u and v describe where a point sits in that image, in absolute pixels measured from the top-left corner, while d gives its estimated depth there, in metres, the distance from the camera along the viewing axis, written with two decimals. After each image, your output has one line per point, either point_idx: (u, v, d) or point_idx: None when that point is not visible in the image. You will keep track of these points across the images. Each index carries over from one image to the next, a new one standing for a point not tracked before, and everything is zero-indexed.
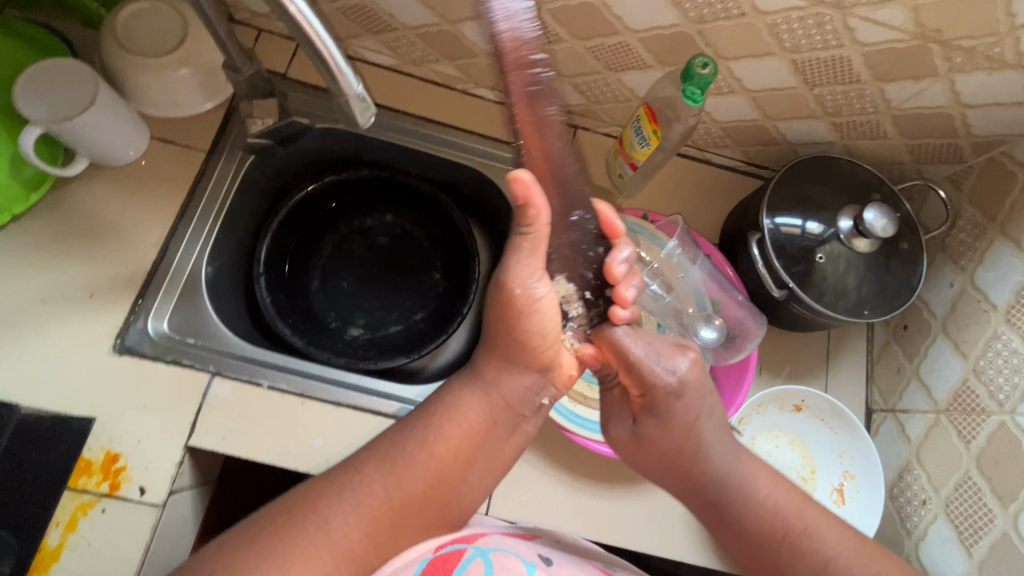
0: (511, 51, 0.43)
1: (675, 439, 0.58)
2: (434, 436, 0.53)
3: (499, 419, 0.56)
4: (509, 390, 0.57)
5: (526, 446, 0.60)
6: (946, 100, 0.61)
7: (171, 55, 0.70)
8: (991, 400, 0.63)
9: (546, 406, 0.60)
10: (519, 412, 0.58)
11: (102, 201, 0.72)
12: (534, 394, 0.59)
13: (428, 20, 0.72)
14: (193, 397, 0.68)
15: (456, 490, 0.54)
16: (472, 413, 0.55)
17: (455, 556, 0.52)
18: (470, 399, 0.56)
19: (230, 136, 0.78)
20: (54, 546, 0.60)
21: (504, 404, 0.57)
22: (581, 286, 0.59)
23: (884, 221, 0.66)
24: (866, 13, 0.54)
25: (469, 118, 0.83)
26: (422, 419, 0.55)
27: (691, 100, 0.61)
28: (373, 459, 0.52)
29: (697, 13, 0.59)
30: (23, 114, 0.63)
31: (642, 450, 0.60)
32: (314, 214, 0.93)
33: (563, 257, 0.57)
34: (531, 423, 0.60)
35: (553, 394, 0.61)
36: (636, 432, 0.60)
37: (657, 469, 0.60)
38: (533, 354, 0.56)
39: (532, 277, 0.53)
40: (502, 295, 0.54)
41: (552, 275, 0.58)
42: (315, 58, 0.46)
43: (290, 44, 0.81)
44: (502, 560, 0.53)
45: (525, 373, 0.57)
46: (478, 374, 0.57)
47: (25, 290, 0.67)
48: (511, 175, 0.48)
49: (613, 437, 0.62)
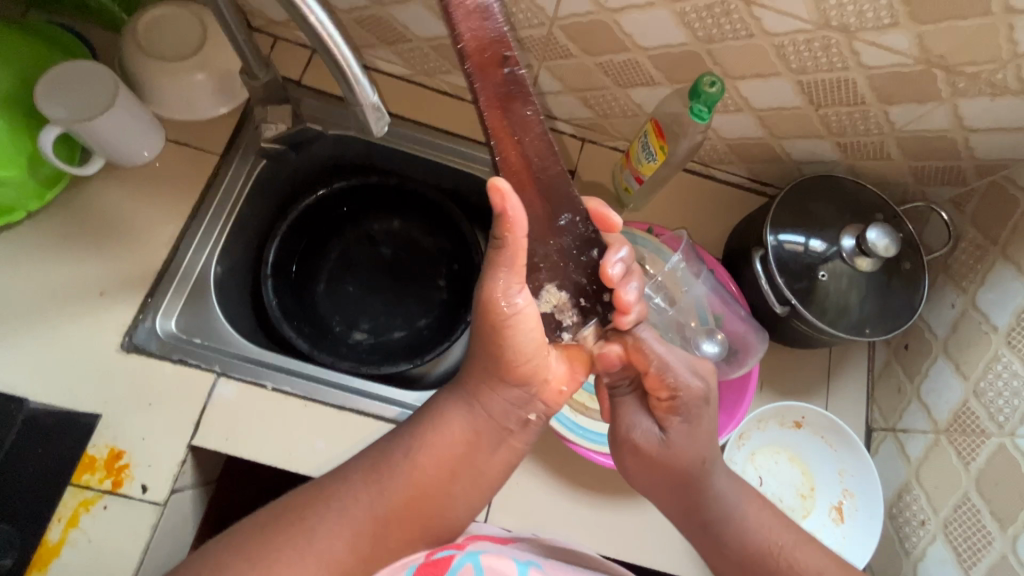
0: (476, 51, 0.45)
1: (701, 446, 0.56)
2: (419, 442, 0.54)
3: (483, 433, 0.54)
4: (491, 404, 0.55)
5: (516, 464, 0.58)
6: (948, 123, 0.62)
7: (189, 60, 0.73)
8: (991, 422, 0.63)
9: (534, 423, 0.57)
10: (504, 426, 0.56)
11: (116, 201, 0.73)
12: (519, 411, 0.56)
13: (442, 32, 0.73)
14: (199, 396, 0.68)
15: (454, 496, 0.53)
16: (456, 425, 0.55)
17: (446, 561, 0.50)
18: (452, 407, 0.55)
19: (243, 141, 0.79)
20: (54, 542, 0.61)
21: (488, 418, 0.55)
22: (574, 292, 0.57)
23: (887, 240, 0.67)
24: (872, 37, 0.55)
25: (479, 129, 0.85)
26: (413, 421, 0.56)
27: (699, 117, 0.62)
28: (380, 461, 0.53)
29: (706, 33, 0.60)
30: (44, 114, 0.64)
31: (669, 461, 0.56)
32: (322, 219, 0.94)
33: (552, 265, 0.55)
34: (519, 440, 0.57)
35: (541, 411, 0.58)
36: (663, 440, 0.56)
37: (677, 480, 0.56)
38: (512, 369, 0.54)
39: (511, 291, 0.51)
40: (482, 311, 0.52)
41: (541, 284, 0.56)
42: (333, 65, 0.47)
43: (306, 52, 0.83)
44: (492, 563, 0.50)
45: (507, 387, 0.55)
46: (462, 387, 0.56)
47: (38, 285, 0.68)
48: (488, 183, 0.47)
49: (634, 445, 0.57)
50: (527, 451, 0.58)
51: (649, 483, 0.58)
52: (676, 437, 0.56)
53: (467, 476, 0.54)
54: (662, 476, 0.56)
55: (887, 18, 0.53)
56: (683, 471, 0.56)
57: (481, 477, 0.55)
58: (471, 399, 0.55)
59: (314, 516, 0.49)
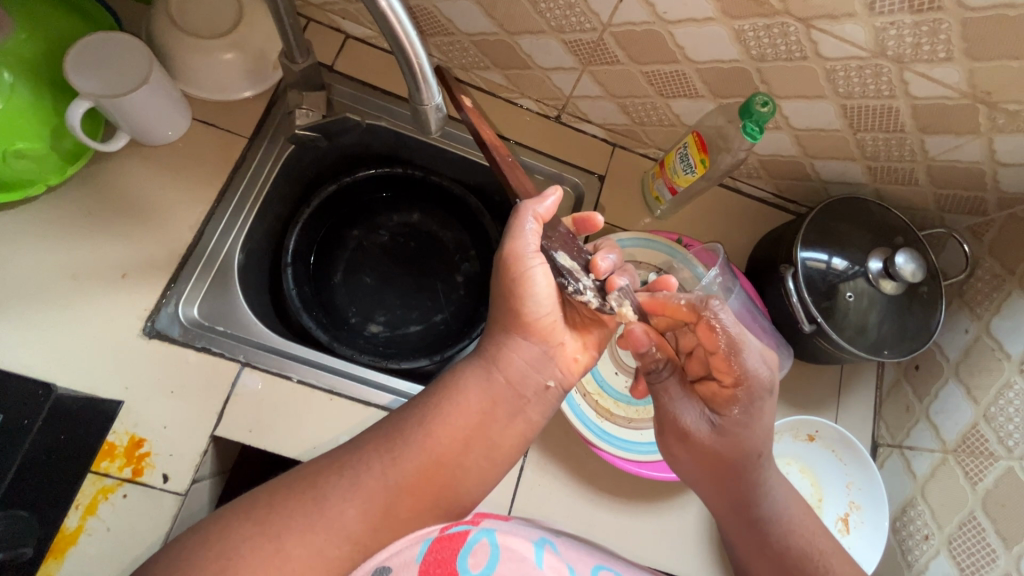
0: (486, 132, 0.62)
1: (755, 440, 0.57)
2: (433, 415, 0.54)
3: (499, 401, 0.56)
4: (509, 367, 0.57)
5: (530, 439, 0.58)
6: (981, 156, 0.64)
7: (222, 38, 0.70)
8: (1000, 445, 0.66)
9: (551, 389, 0.59)
10: (521, 394, 0.57)
11: (139, 181, 0.71)
12: (538, 374, 0.58)
13: (487, 28, 0.73)
14: (222, 387, 0.67)
15: (479, 491, 0.54)
16: (471, 394, 0.55)
17: (461, 536, 0.49)
18: (470, 378, 0.56)
19: (273, 123, 0.77)
20: (72, 530, 0.59)
21: (505, 383, 0.57)
22: (583, 266, 0.60)
23: (913, 266, 0.69)
24: (924, 69, 0.56)
25: (512, 126, 0.83)
26: (426, 397, 0.55)
27: (750, 136, 0.62)
28: (418, 436, 0.52)
29: (759, 51, 0.61)
30: (73, 86, 0.61)
31: (721, 446, 0.57)
32: (353, 203, 0.93)
33: (561, 241, 0.60)
34: (535, 410, 0.58)
35: (558, 378, 0.60)
36: (716, 426, 0.57)
37: (723, 478, 0.58)
38: (532, 324, 0.58)
39: (528, 250, 0.57)
40: (501, 266, 0.57)
41: (552, 251, 0.59)
42: (403, 63, 0.46)
43: (339, 36, 0.81)
44: (506, 541, 0.50)
45: (525, 346, 0.58)
46: (481, 354, 0.58)
47: (60, 263, 0.66)
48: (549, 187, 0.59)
49: (685, 432, 0.58)
50: (540, 431, 0.58)
51: (714, 479, 0.58)
52: (729, 425, 0.56)
53: (480, 449, 0.54)
54: (714, 465, 0.57)
55: (942, 52, 0.54)
56: (729, 464, 0.57)
57: (494, 451, 0.55)
58: (489, 365, 0.57)
59: (351, 518, 0.48)
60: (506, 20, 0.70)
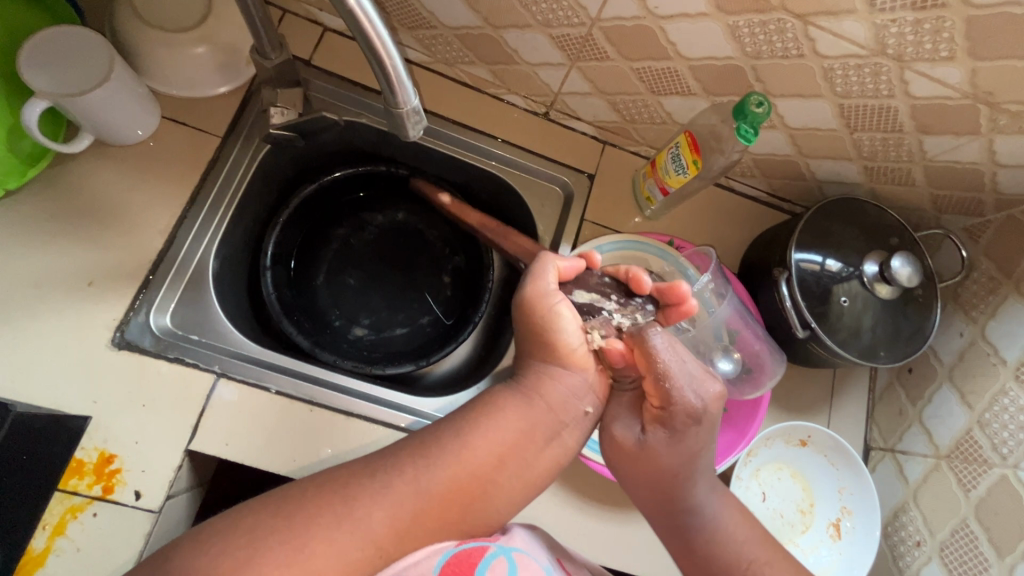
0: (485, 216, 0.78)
1: (680, 464, 0.53)
2: (472, 428, 0.51)
3: (538, 425, 0.53)
4: (551, 393, 0.55)
5: (564, 466, 0.56)
6: (981, 157, 0.62)
7: (190, 32, 0.66)
8: (994, 452, 0.65)
9: (591, 415, 0.57)
10: (561, 419, 0.55)
11: (106, 183, 0.67)
12: (578, 401, 0.56)
13: (470, 22, 0.69)
14: (196, 400, 0.64)
15: (481, 512, 0.51)
16: (511, 414, 0.53)
17: (478, 552, 0.48)
18: (511, 401, 0.54)
19: (247, 122, 0.74)
20: (39, 551, 0.56)
21: (547, 410, 0.54)
22: (601, 295, 0.63)
23: (909, 269, 0.67)
24: (924, 68, 0.54)
25: (499, 124, 0.80)
26: (465, 412, 0.53)
27: (744, 138, 0.60)
28: (399, 457, 0.50)
29: (754, 49, 0.58)
30: (29, 85, 0.58)
31: (641, 462, 0.54)
32: (336, 203, 0.90)
33: (577, 282, 0.64)
34: (571, 435, 0.55)
35: (595, 404, 0.58)
36: (641, 442, 0.54)
37: (648, 492, 0.55)
38: (570, 354, 0.56)
39: (551, 292, 0.58)
40: (525, 311, 0.58)
41: (570, 291, 0.63)
42: (377, 67, 0.44)
43: (316, 29, 0.77)
44: (523, 561, 0.50)
45: (566, 376, 0.56)
46: (519, 384, 0.56)
47: (21, 272, 0.63)
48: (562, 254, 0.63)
49: (613, 437, 0.56)
50: (556, 457, 0.54)
51: (636, 490, 0.56)
52: (654, 444, 0.53)
53: (515, 468, 0.51)
54: (642, 479, 0.54)
55: (945, 51, 0.51)
56: (651, 480, 0.54)
57: (528, 472, 0.53)
58: (529, 394, 0.55)
59: None
60: (490, 14, 0.67)
